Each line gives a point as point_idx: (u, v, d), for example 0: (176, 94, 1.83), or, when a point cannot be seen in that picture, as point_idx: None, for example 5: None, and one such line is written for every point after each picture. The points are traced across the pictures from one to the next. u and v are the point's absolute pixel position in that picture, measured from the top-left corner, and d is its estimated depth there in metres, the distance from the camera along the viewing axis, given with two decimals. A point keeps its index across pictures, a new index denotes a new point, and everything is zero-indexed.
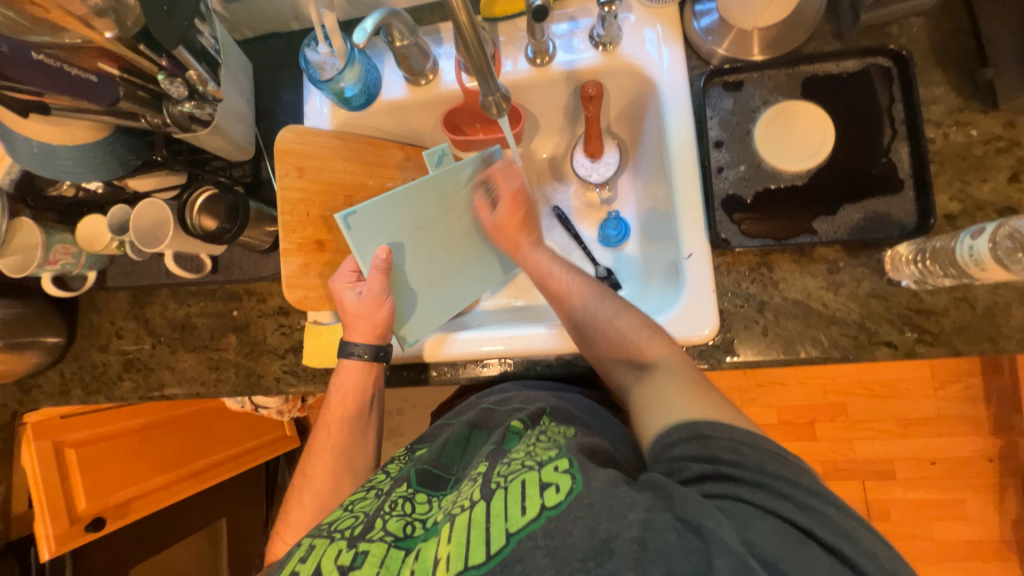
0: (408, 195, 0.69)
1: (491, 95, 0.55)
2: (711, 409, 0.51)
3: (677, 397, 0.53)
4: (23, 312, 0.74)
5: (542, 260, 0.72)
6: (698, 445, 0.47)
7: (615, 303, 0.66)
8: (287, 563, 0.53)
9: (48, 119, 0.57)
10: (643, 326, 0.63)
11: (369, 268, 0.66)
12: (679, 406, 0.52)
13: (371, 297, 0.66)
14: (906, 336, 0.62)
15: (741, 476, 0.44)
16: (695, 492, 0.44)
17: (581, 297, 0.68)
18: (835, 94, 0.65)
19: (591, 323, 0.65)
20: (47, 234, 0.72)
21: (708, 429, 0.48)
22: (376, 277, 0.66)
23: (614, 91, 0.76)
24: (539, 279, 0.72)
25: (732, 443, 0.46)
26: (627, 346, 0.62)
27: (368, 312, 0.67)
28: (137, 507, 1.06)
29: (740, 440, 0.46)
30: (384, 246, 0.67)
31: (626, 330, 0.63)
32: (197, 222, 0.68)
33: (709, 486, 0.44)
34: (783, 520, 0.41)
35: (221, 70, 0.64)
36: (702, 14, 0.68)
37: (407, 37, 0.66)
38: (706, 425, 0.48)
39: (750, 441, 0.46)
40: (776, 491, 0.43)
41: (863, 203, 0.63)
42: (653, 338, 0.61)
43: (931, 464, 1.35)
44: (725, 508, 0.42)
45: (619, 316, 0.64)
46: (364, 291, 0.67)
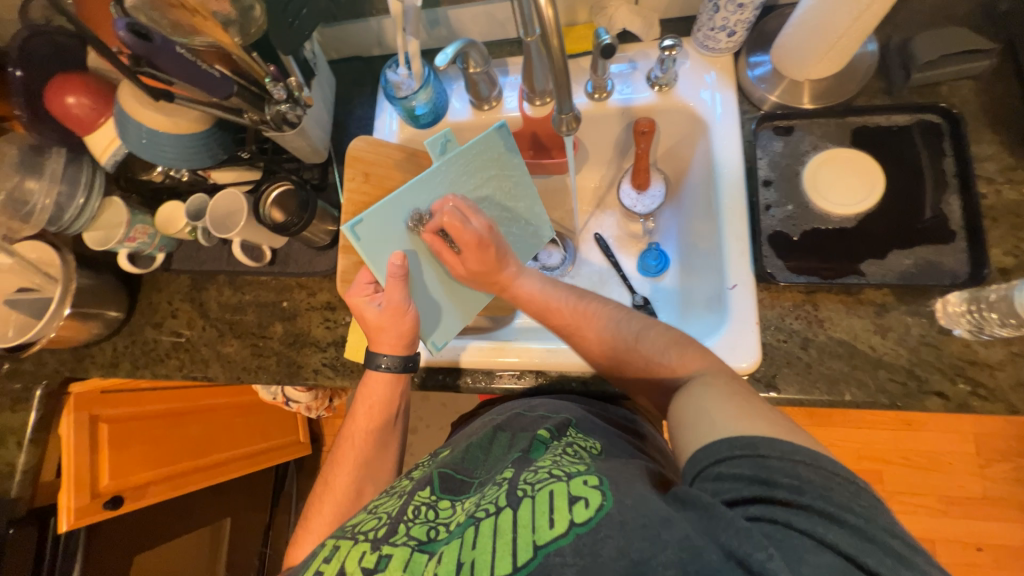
0: (416, 193, 0.67)
1: (565, 113, 0.61)
2: (748, 421, 0.45)
3: (718, 412, 0.47)
4: (94, 283, 0.78)
5: (535, 286, 0.69)
6: (750, 465, 0.42)
7: (637, 324, 0.63)
8: (310, 563, 0.50)
9: (163, 109, 0.65)
10: (671, 344, 0.60)
11: (387, 275, 0.65)
12: (716, 419, 0.46)
13: (392, 307, 0.66)
14: (959, 388, 0.60)
15: (794, 501, 0.39)
16: (742, 515, 0.39)
17: (600, 322, 0.64)
18: (884, 146, 0.67)
19: (615, 345, 0.62)
20: (132, 215, 0.78)
21: (752, 446, 0.42)
22: (394, 285, 0.65)
23: (666, 130, 0.81)
24: (538, 312, 0.68)
25: (786, 463, 0.41)
26: (658, 365, 0.59)
27: (391, 324, 0.66)
28: (153, 492, 1.03)
29: (794, 459, 0.41)
30: (398, 252, 0.65)
31: (654, 352, 0.60)
32: (268, 214, 0.74)
33: (756, 509, 0.40)
34: (839, 555, 0.36)
35: (313, 80, 0.73)
36: (756, 65, 0.74)
37: (481, 66, 0.72)
38: (751, 440, 0.43)
39: (804, 458, 0.41)
40: (834, 518, 0.38)
41: (913, 250, 0.63)
42: (685, 355, 0.58)
43: (976, 550, 1.25)
44: (771, 535, 0.38)
45: (642, 337, 0.61)
46: (384, 302, 0.66)
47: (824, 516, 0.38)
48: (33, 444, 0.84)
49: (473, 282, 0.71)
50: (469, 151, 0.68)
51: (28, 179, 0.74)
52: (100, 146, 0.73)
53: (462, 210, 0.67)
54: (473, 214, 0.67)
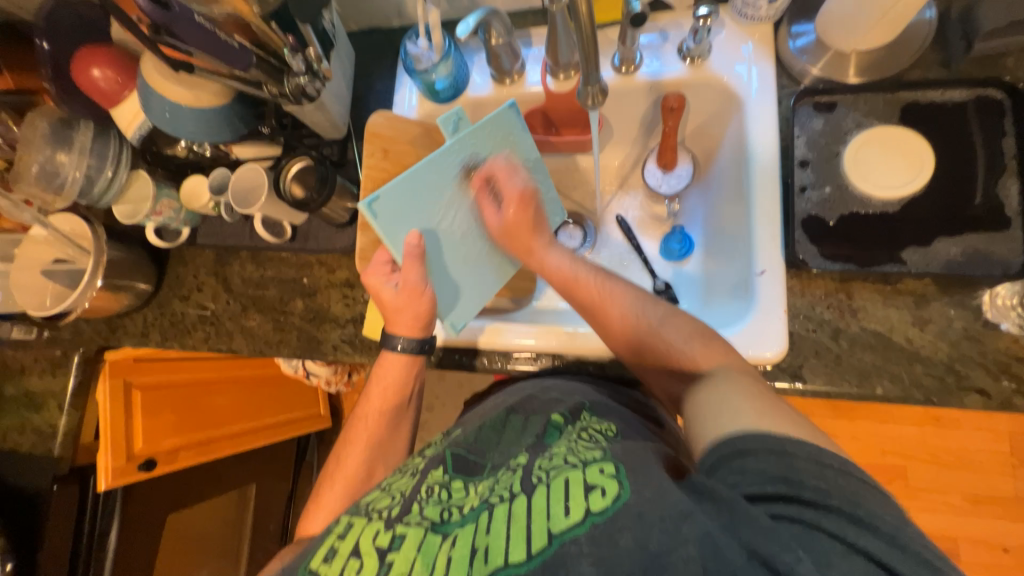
0: (431, 171, 0.64)
1: (591, 86, 0.58)
2: (771, 419, 0.44)
3: (739, 403, 0.47)
4: (124, 255, 0.80)
5: (562, 261, 0.66)
6: (775, 461, 0.41)
7: (663, 308, 0.61)
8: (325, 539, 0.51)
9: (184, 82, 0.65)
10: (695, 336, 0.58)
11: (404, 256, 0.64)
12: (737, 410, 0.46)
13: (408, 288, 0.65)
14: (1002, 386, 0.57)
15: (820, 502, 0.38)
16: (764, 513, 0.38)
17: (624, 300, 0.62)
18: (936, 124, 0.62)
19: (638, 327, 0.60)
20: (158, 189, 0.79)
21: (777, 445, 0.41)
22: (411, 265, 0.65)
23: (697, 107, 0.77)
24: (562, 285, 0.66)
25: (814, 465, 0.40)
26: (679, 358, 0.58)
27: (409, 305, 0.66)
28: (182, 457, 1.07)
29: (821, 462, 0.40)
30: (415, 231, 0.64)
31: (676, 341, 0.58)
32: (288, 189, 0.74)
33: (778, 504, 0.39)
34: (870, 561, 0.35)
35: (332, 52, 0.71)
36: (798, 35, 0.69)
37: (503, 36, 0.69)
38: (779, 439, 0.42)
39: (833, 463, 0.39)
40: (864, 524, 0.36)
41: (961, 237, 0.59)
42: (706, 348, 0.57)
43: (1001, 550, 1.21)
44: (799, 537, 0.36)
45: (667, 324, 0.60)
46: (401, 283, 0.66)
47: (857, 523, 0.36)
48: (73, 408, 0.90)
49: (503, 238, 0.70)
50: (479, 131, 0.65)
51: (59, 151, 0.76)
52: (125, 119, 0.74)
53: (507, 166, 0.68)
54: (508, 177, 0.68)
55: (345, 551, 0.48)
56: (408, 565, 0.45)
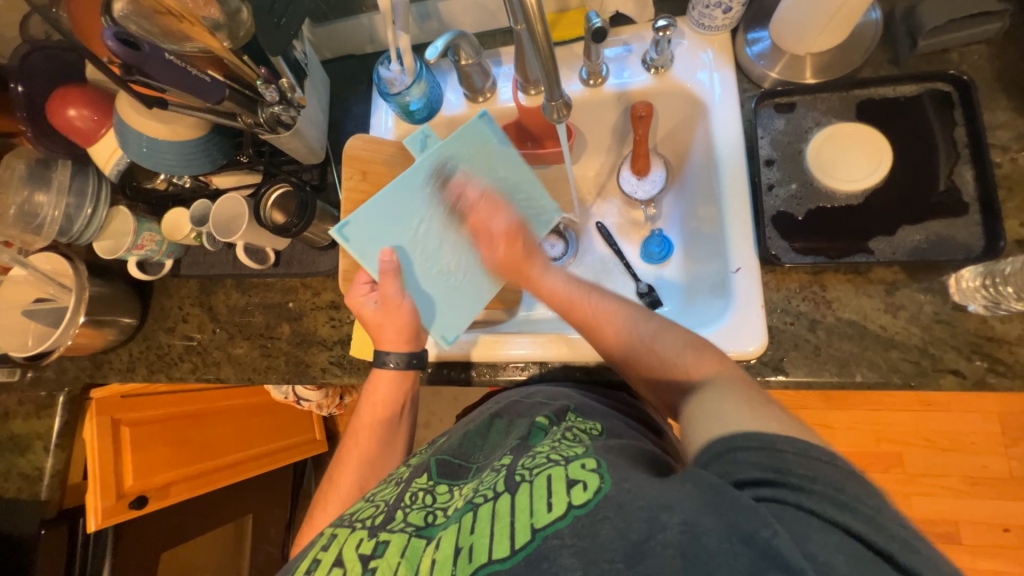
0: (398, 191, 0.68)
1: (555, 101, 0.60)
2: (764, 422, 0.43)
3: (730, 409, 0.46)
4: (107, 290, 0.80)
5: (558, 284, 0.69)
6: (764, 454, 0.40)
7: (656, 322, 0.61)
8: (309, 552, 0.51)
9: (162, 118, 0.67)
10: (688, 346, 0.58)
11: (379, 273, 0.67)
12: (728, 414, 0.46)
13: (386, 303, 0.68)
14: (976, 365, 0.59)
15: (804, 486, 0.38)
16: (749, 495, 0.38)
17: (617, 317, 0.63)
18: (891, 118, 0.65)
19: (635, 340, 0.61)
20: (139, 222, 0.79)
21: (765, 441, 0.41)
22: (387, 279, 0.67)
23: (665, 113, 0.79)
24: (562, 305, 0.67)
25: (803, 457, 0.39)
26: (672, 370, 0.57)
27: (387, 320, 0.68)
28: (174, 491, 1.06)
29: (814, 459, 0.39)
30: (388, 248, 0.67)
31: (670, 353, 0.58)
32: (269, 216, 0.74)
33: (764, 488, 0.38)
34: (849, 535, 0.35)
35: (306, 80, 0.73)
36: (754, 42, 0.71)
37: (472, 56, 0.71)
38: (767, 435, 0.41)
39: (821, 456, 0.39)
40: (848, 506, 0.36)
41: (924, 225, 0.61)
42: (699, 357, 0.56)
43: (1002, 531, 1.22)
44: (778, 513, 0.37)
45: (660, 338, 0.59)
46: (379, 299, 0.68)
47: (841, 504, 0.36)
48: (59, 447, 0.88)
49: (499, 272, 0.72)
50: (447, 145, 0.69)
51: (37, 192, 0.76)
52: (104, 156, 0.75)
53: (489, 206, 0.72)
54: (489, 216, 0.71)
55: (328, 563, 0.48)
56: (391, 570, 0.45)
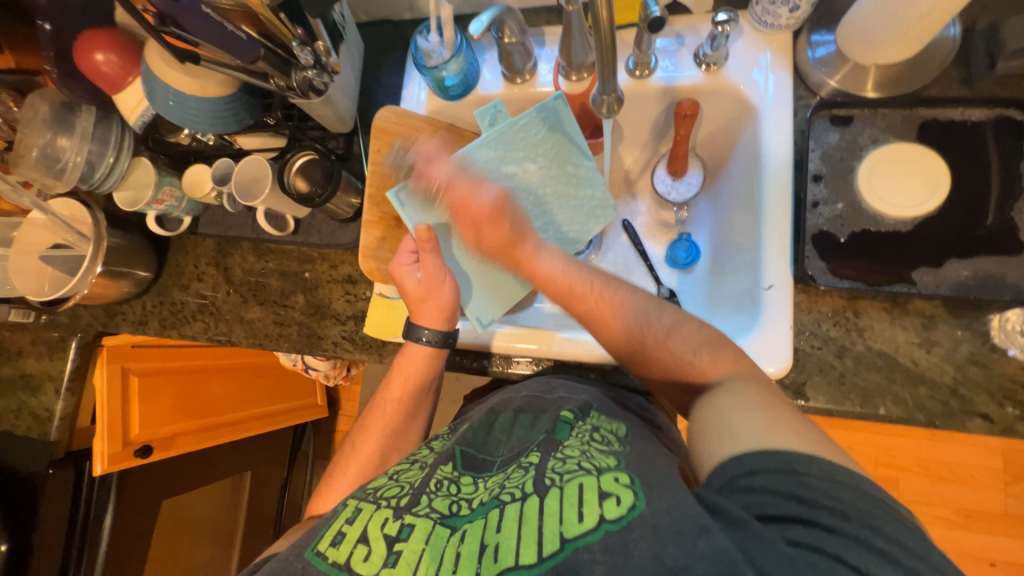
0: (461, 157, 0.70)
1: (605, 95, 0.58)
2: (776, 434, 0.43)
3: (743, 422, 0.44)
4: (124, 243, 0.79)
5: (554, 268, 0.65)
6: (786, 480, 0.39)
7: (669, 318, 0.58)
8: (333, 521, 0.50)
9: (191, 72, 0.64)
10: (705, 344, 0.55)
11: (419, 243, 0.65)
12: (741, 428, 0.44)
13: (429, 277, 0.66)
14: (1006, 412, 0.57)
15: (842, 528, 0.37)
16: (782, 537, 0.38)
17: (626, 308, 0.60)
18: (953, 143, 0.61)
19: (642, 337, 0.58)
20: (160, 176, 0.78)
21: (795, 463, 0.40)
22: (429, 255, 0.65)
23: (710, 113, 0.75)
24: (562, 296, 0.64)
25: (826, 481, 0.39)
26: (684, 370, 0.55)
27: (430, 295, 0.67)
28: (178, 444, 1.07)
29: (835, 481, 0.39)
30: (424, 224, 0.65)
31: (684, 351, 0.55)
32: (292, 182, 0.72)
33: (792, 529, 0.38)
34: None
35: (342, 45, 0.70)
36: (819, 44, 0.67)
37: (517, 35, 0.67)
38: (788, 456, 0.40)
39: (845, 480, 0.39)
40: (892, 558, 0.35)
41: (973, 260, 0.58)
42: (715, 357, 0.53)
43: (988, 564, 1.22)
44: (812, 564, 0.36)
45: (675, 334, 0.56)
46: (422, 272, 0.67)
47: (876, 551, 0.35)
48: (70, 391, 0.89)
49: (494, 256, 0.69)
50: (515, 125, 0.70)
51: (60, 136, 0.75)
52: (129, 105, 0.73)
53: (467, 182, 0.67)
54: (477, 190, 0.67)
55: (352, 537, 0.47)
56: (415, 556, 0.44)
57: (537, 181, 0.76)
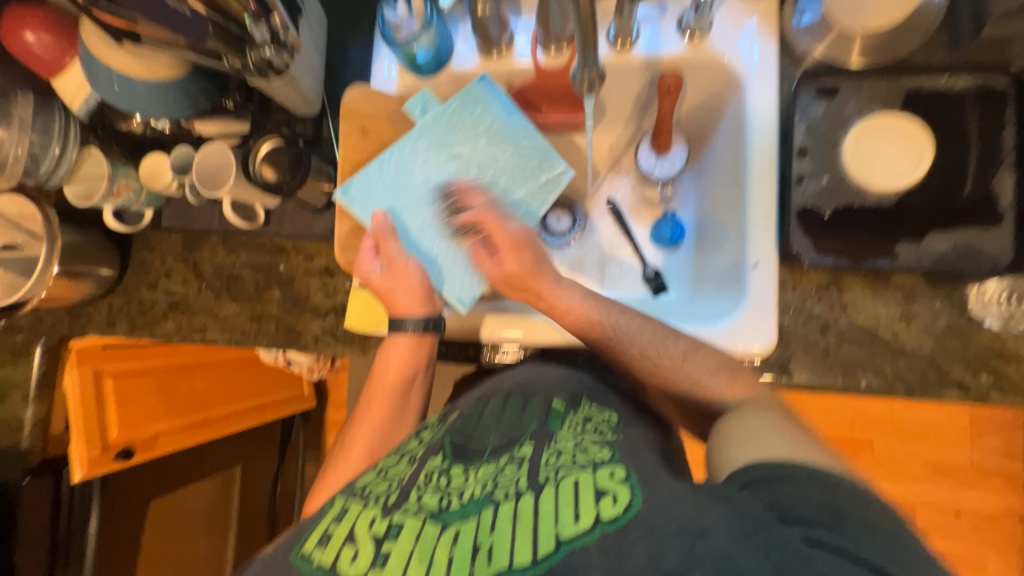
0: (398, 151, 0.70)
1: (586, 71, 0.55)
2: (810, 453, 0.43)
3: (779, 440, 0.45)
4: (82, 241, 0.74)
5: (573, 302, 0.64)
6: (820, 492, 0.40)
7: (685, 343, 0.59)
8: (319, 522, 0.49)
9: (134, 51, 0.58)
10: (721, 368, 0.57)
11: (374, 235, 0.67)
12: (775, 442, 0.45)
13: (392, 265, 0.66)
14: (981, 380, 0.58)
15: None
16: (800, 536, 0.37)
17: (641, 340, 0.61)
18: (937, 113, 0.61)
19: (660, 369, 0.59)
20: (114, 167, 0.73)
21: (815, 476, 0.41)
22: (388, 241, 0.67)
23: (694, 86, 0.73)
24: (576, 330, 0.63)
25: (858, 500, 0.39)
26: (704, 389, 0.56)
27: (398, 283, 0.66)
28: (162, 444, 1.04)
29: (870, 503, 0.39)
30: (378, 211, 0.68)
31: (701, 376, 0.57)
32: (259, 171, 0.68)
33: (815, 530, 0.37)
34: None
35: (301, 21, 0.65)
36: (804, 11, 0.65)
37: (490, 4, 0.64)
38: (823, 474, 0.41)
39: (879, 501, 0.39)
40: None
41: (953, 232, 0.59)
42: (733, 380, 0.56)
43: (953, 514, 1.30)
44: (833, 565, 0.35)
45: (689, 359, 0.58)
46: (386, 262, 0.66)
47: None
48: (38, 398, 0.85)
49: (506, 289, 0.67)
50: (450, 110, 0.70)
51: None
52: (70, 90, 0.67)
53: (495, 216, 0.67)
54: (499, 228, 0.67)
55: (340, 538, 0.46)
56: (405, 556, 0.44)
57: (487, 158, 0.71)
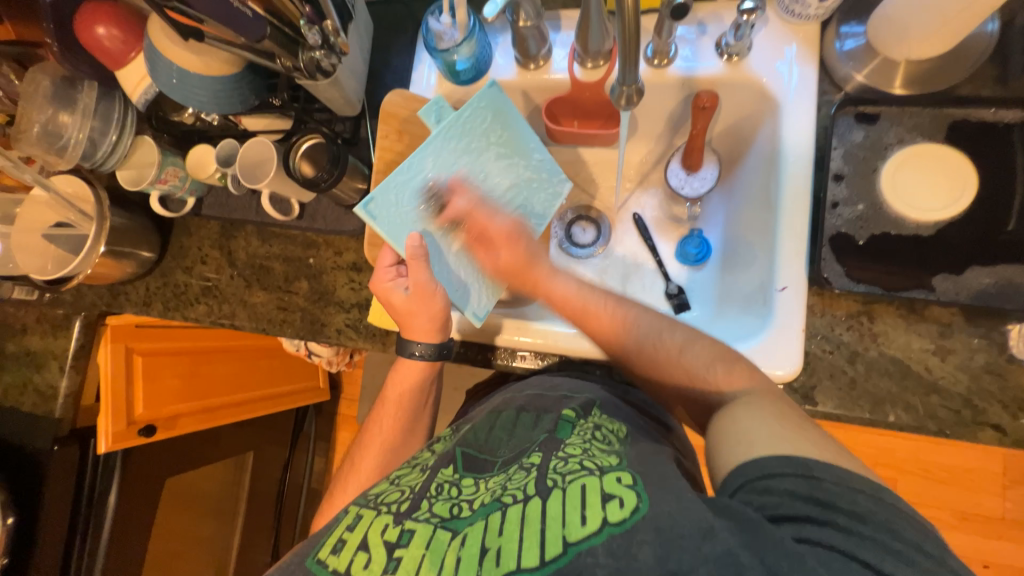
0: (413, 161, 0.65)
1: (626, 86, 0.56)
2: (795, 441, 0.43)
3: (762, 426, 0.45)
4: (129, 223, 0.78)
5: (568, 286, 0.67)
6: (804, 483, 0.39)
7: (682, 334, 0.60)
8: (332, 530, 0.50)
9: (195, 48, 0.62)
10: (718, 359, 0.56)
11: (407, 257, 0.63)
12: (761, 430, 0.44)
13: (419, 288, 0.64)
14: (1020, 424, 0.56)
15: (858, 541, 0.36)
16: (790, 536, 0.37)
17: (640, 324, 0.62)
18: (984, 145, 0.59)
19: (654, 349, 0.60)
20: (164, 156, 0.76)
21: (800, 466, 0.40)
22: (417, 266, 0.63)
23: (729, 106, 0.73)
24: (570, 307, 0.66)
25: (845, 489, 0.38)
26: (701, 384, 0.55)
27: (420, 308, 0.65)
28: (183, 424, 1.07)
29: None
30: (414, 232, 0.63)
31: (698, 364, 0.56)
32: (298, 167, 0.70)
33: (805, 528, 0.37)
34: None
35: (350, 25, 0.68)
36: (848, 36, 0.65)
37: (532, 17, 0.65)
38: (805, 461, 0.40)
39: None
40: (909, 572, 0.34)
41: (996, 268, 0.57)
42: (730, 369, 0.54)
43: (982, 566, 1.23)
44: (825, 562, 0.35)
45: (687, 350, 0.58)
46: (410, 285, 0.64)
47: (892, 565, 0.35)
48: (75, 369, 0.90)
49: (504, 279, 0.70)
50: (462, 118, 0.66)
51: (61, 112, 0.73)
52: (131, 83, 0.72)
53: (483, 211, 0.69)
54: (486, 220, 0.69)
55: (353, 545, 0.47)
56: (416, 562, 0.44)
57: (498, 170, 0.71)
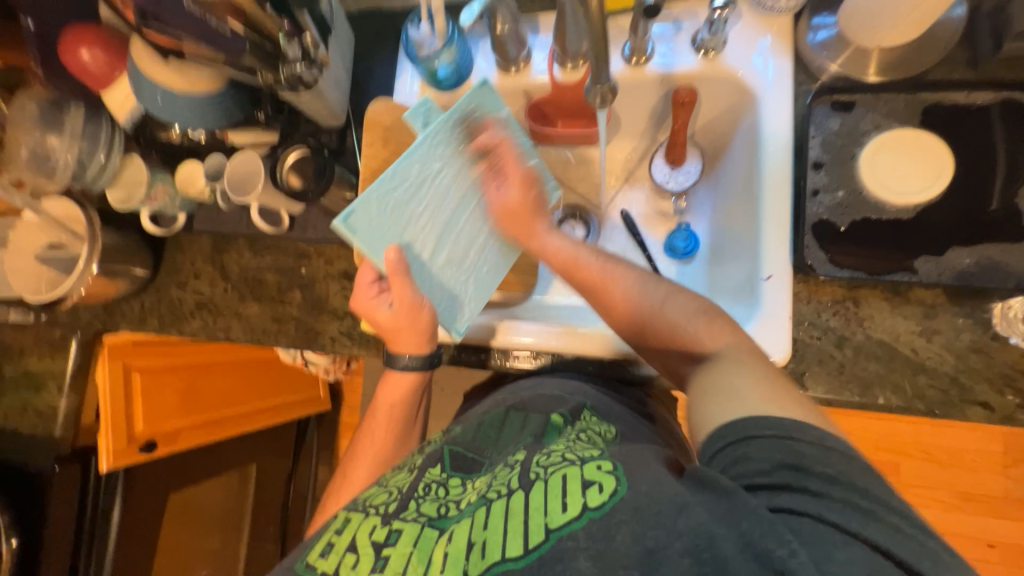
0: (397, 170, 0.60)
1: (599, 85, 0.56)
2: (774, 402, 0.44)
3: (744, 389, 0.46)
4: (121, 241, 0.79)
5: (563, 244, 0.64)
6: (778, 449, 0.40)
7: (666, 286, 0.59)
8: (321, 534, 0.50)
9: (177, 66, 0.63)
10: (700, 311, 0.56)
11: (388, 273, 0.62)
12: (744, 394, 0.45)
13: (402, 304, 0.64)
14: (1007, 400, 0.57)
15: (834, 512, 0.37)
16: (764, 504, 0.38)
17: (627, 279, 0.60)
18: (957, 128, 0.60)
19: (640, 307, 0.58)
20: (154, 174, 0.78)
21: (774, 426, 0.41)
22: (399, 283, 0.63)
23: (708, 100, 0.73)
24: (562, 264, 0.64)
25: (818, 450, 0.39)
26: (682, 332, 0.55)
27: (407, 324, 0.65)
28: (180, 438, 1.08)
29: None
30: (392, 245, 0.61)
31: (681, 317, 0.56)
32: (285, 178, 0.71)
33: (778, 495, 0.38)
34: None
35: (331, 37, 0.69)
36: (819, 27, 0.66)
37: (509, 21, 0.66)
38: (783, 423, 0.41)
39: None
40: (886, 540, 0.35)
41: (975, 247, 0.58)
42: (711, 322, 0.55)
43: (988, 547, 1.23)
44: (797, 529, 0.36)
45: (670, 303, 0.57)
46: (394, 303, 0.65)
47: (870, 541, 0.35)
48: (73, 387, 0.90)
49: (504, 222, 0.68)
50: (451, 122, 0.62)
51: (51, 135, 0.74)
52: (117, 101, 0.71)
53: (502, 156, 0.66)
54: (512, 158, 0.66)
55: (341, 547, 0.47)
56: (404, 559, 0.45)
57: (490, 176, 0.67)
